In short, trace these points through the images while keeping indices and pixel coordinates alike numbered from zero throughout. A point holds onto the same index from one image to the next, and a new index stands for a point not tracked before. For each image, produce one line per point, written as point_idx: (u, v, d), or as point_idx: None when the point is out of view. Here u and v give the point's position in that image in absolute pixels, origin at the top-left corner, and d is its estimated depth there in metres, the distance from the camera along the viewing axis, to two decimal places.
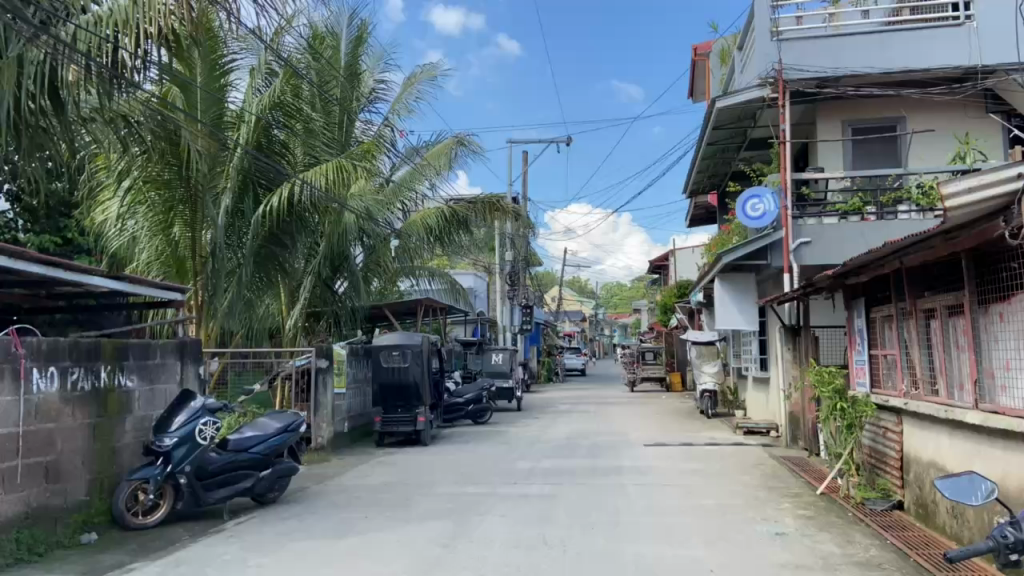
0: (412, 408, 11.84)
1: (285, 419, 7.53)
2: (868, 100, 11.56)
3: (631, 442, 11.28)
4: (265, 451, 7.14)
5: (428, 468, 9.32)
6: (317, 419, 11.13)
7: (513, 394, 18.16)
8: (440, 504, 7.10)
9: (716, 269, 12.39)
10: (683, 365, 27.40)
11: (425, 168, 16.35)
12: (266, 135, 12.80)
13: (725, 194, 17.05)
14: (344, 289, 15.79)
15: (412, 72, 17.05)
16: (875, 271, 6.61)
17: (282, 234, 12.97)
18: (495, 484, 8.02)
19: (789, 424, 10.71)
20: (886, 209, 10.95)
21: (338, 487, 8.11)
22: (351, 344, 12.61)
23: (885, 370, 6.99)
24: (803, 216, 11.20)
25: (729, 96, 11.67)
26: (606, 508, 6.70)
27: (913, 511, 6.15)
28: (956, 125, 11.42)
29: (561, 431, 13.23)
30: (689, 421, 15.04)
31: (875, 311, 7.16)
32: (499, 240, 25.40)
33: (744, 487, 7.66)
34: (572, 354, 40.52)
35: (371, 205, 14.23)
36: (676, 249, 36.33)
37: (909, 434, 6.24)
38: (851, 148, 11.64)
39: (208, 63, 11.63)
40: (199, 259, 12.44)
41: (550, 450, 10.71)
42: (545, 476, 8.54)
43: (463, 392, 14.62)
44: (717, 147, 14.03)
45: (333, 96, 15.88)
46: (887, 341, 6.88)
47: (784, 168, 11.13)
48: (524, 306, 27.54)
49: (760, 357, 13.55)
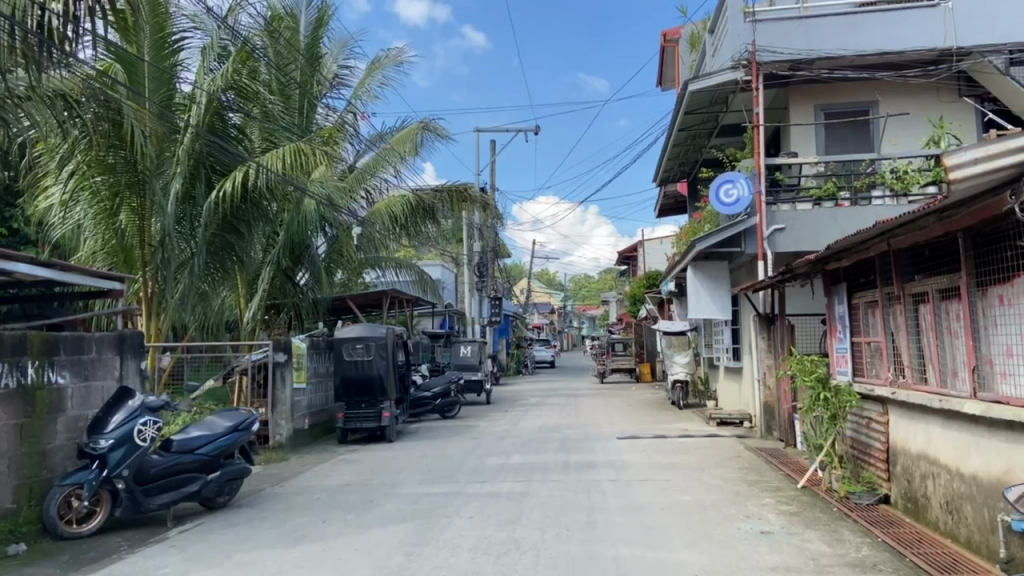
0: (377, 403, 11.34)
1: (236, 417, 7.01)
2: (841, 84, 11.31)
3: (604, 435, 10.93)
4: (214, 452, 6.63)
5: (393, 467, 8.85)
6: (275, 416, 10.59)
7: (482, 387, 17.74)
8: (403, 506, 6.64)
9: (689, 257, 12.07)
10: (653, 356, 27.23)
11: (388, 155, 15.81)
12: (220, 118, 12.18)
13: (696, 181, 16.74)
14: (305, 282, 15.28)
15: (376, 57, 16.46)
16: (860, 255, 6.30)
17: (237, 222, 12.36)
18: (463, 483, 7.60)
19: (765, 415, 10.42)
20: (860, 194, 10.69)
21: (295, 489, 7.60)
22: (311, 337, 12.03)
23: (868, 358, 6.69)
24: (777, 202, 10.93)
25: (701, 79, 11.31)
26: (580, 508, 6.31)
27: (901, 505, 5.88)
28: (929, 109, 11.27)
29: (531, 424, 12.86)
30: (661, 412, 14.74)
31: (857, 297, 6.85)
32: (467, 230, 24.94)
33: (723, 481, 7.32)
34: (542, 346, 40.19)
35: (333, 191, 13.68)
36: (645, 240, 36.19)
37: (896, 425, 5.96)
38: (823, 132, 11.37)
39: (155, 39, 11.04)
40: (148, 247, 11.83)
41: (520, 445, 10.31)
42: (516, 473, 8.12)
43: (431, 386, 14.16)
44: (689, 133, 13.70)
45: (293, 80, 15.26)
46: (870, 327, 6.59)
47: (758, 152, 10.83)
48: (493, 298, 27.13)
49: (733, 347, 13.29)
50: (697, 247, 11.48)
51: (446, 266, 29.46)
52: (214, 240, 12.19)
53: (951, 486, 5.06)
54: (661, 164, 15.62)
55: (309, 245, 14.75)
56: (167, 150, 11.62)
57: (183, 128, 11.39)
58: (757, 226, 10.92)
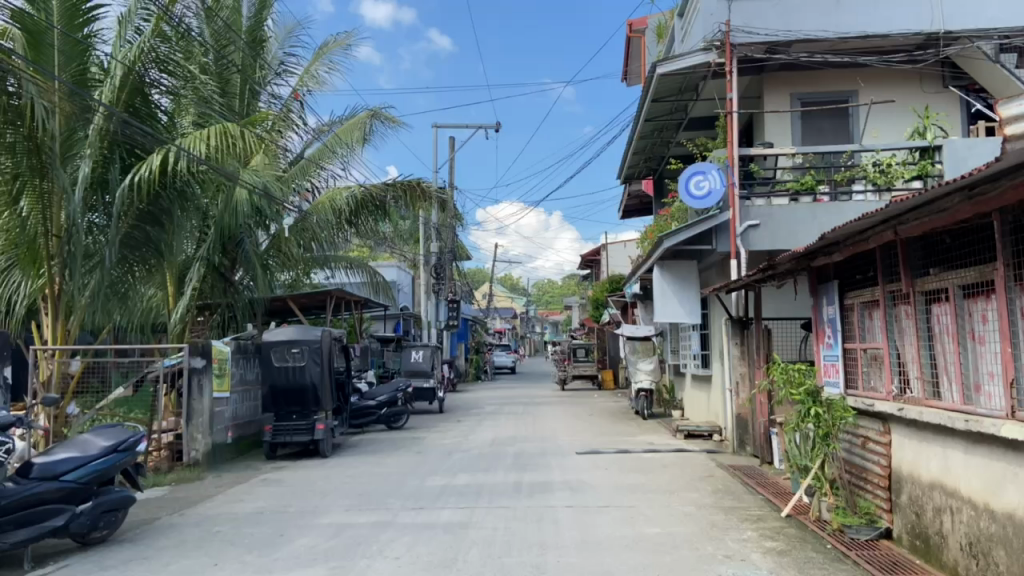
0: (310, 414, 10.16)
1: (117, 436, 5.82)
2: (819, 70, 10.56)
3: (562, 450, 9.90)
4: (86, 478, 5.43)
5: (320, 488, 7.72)
6: (190, 430, 9.40)
7: (434, 395, 16.62)
8: (318, 542, 5.54)
9: (656, 254, 11.13)
10: (616, 362, 26.39)
11: (335, 145, 14.61)
12: (140, 96, 10.81)
13: (662, 179, 15.87)
14: (242, 280, 14.11)
15: (324, 42, 15.23)
16: (859, 246, 5.39)
17: (157, 213, 11.03)
18: (396, 510, 6.51)
19: (737, 428, 9.48)
20: (840, 189, 9.88)
21: (197, 518, 6.43)
22: (237, 341, 10.82)
23: (864, 367, 5.81)
24: (751, 197, 10.02)
25: (671, 61, 10.33)
26: (528, 546, 5.27)
27: (907, 543, 5.02)
28: (913, 100, 10.58)
29: (484, 437, 11.78)
30: (624, 423, 13.77)
31: (851, 296, 5.96)
32: (423, 230, 23.82)
33: (696, 508, 6.35)
34: (502, 351, 39.11)
35: (268, 180, 12.51)
36: (608, 244, 35.49)
37: (903, 447, 5.07)
38: (799, 121, 10.58)
39: (65, 5, 9.60)
40: (53, 237, 10.42)
41: (468, 462, 9.24)
42: (459, 497, 7.05)
43: (376, 394, 13.02)
44: (657, 125, 12.80)
45: (232, 62, 13.99)
46: (868, 332, 5.70)
47: (731, 142, 9.94)
48: (450, 301, 25.98)
49: (702, 353, 12.38)
50: (665, 244, 10.53)
51: (403, 267, 28.15)
52: (132, 232, 10.84)
53: (976, 525, 4.15)
54: (626, 159, 14.72)
55: (243, 239, 13.47)
56: (78, 130, 10.29)
57: (95, 106, 10.04)
58: (730, 221, 10.00)
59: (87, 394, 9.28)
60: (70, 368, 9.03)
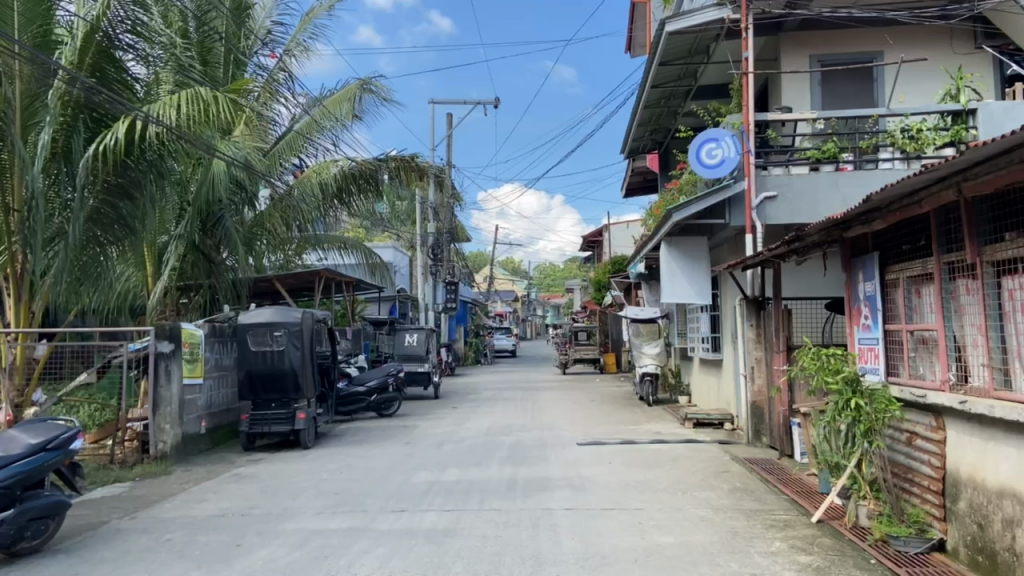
0: (290, 402, 9.44)
1: (47, 432, 5.06)
2: (842, 29, 9.75)
3: (563, 441, 9.14)
4: (7, 482, 4.66)
5: (293, 486, 6.98)
6: (157, 420, 8.58)
7: (429, 380, 15.85)
8: (279, 555, 4.78)
9: (664, 229, 10.32)
10: (619, 345, 25.63)
11: (323, 116, 13.58)
12: (106, 61, 9.36)
13: (669, 152, 15.07)
14: (227, 260, 13.25)
15: (310, 6, 14.29)
16: (912, 210, 4.60)
17: (127, 186, 9.90)
18: (374, 513, 5.77)
19: (752, 417, 8.69)
20: (866, 157, 9.05)
21: (149, 523, 5.68)
22: (213, 324, 10.08)
23: (910, 353, 5.06)
24: (768, 165, 9.21)
25: (680, 18, 9.48)
26: (521, 561, 4.51)
27: (966, 557, 4.28)
28: (943, 61, 9.78)
29: (479, 426, 11.02)
30: (628, 410, 13.02)
31: (894, 270, 5.18)
32: (419, 210, 22.95)
33: (713, 511, 5.59)
34: (502, 334, 38.30)
35: (248, 152, 11.71)
36: (610, 224, 34.54)
37: (964, 445, 4.32)
38: (819, 85, 9.77)
39: None
40: (15, 212, 9.52)
41: (460, 454, 8.50)
42: (446, 496, 6.30)
43: (366, 379, 12.26)
44: (664, 92, 11.94)
45: (215, 29, 13.08)
46: (917, 310, 4.94)
47: (747, 105, 9.10)
48: (447, 283, 25.15)
49: (711, 336, 11.60)
50: (674, 218, 9.72)
51: (400, 248, 27.30)
52: (100, 207, 9.76)
53: None
54: (631, 131, 13.86)
55: (224, 215, 12.58)
56: (39, 95, 9.29)
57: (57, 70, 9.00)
58: (745, 192, 9.19)
59: (56, 382, 8.68)
60: (36, 353, 8.53)
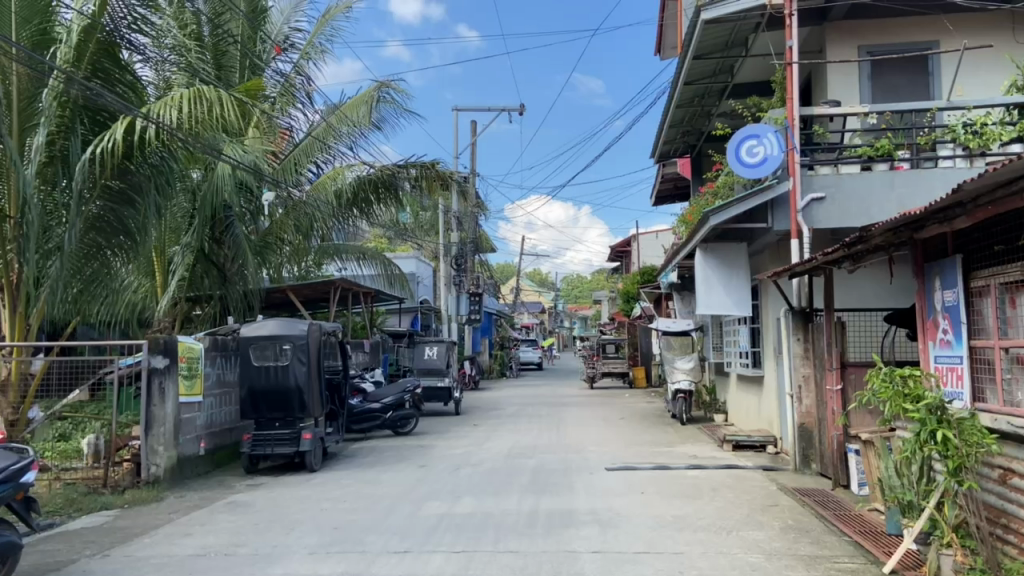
0: (295, 422, 8.79)
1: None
2: (894, 17, 8.94)
3: (589, 466, 8.36)
4: None
5: (289, 518, 6.30)
6: (150, 442, 7.99)
7: (449, 397, 15.22)
8: None
9: (699, 234, 9.52)
10: (649, 359, 24.78)
11: (339, 121, 12.90)
12: (111, 64, 8.49)
13: (702, 155, 14.26)
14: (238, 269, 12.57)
15: (326, 8, 13.75)
16: (1014, 205, 3.77)
17: (129, 191, 9.12)
18: (373, 554, 5.05)
19: (799, 441, 7.84)
20: (924, 154, 8.19)
21: (120, 563, 5.03)
22: (215, 337, 9.49)
23: (1004, 374, 4.24)
24: (814, 164, 8.39)
25: (720, 3, 8.70)
26: None
27: None
28: (1006, 52, 8.96)
29: (499, 447, 10.26)
30: (659, 429, 12.19)
31: (984, 277, 4.37)
32: (441, 218, 22.26)
33: (765, 558, 4.79)
34: (529, 346, 37.48)
35: (258, 157, 11.05)
36: (639, 234, 33.58)
37: None
38: (869, 77, 8.94)
39: None
40: (9, 220, 8.82)
41: (476, 480, 7.76)
42: (456, 533, 5.57)
43: (381, 396, 11.59)
44: (698, 89, 11.16)
45: (229, 31, 12.54)
46: (1016, 323, 4.12)
47: (791, 98, 8.29)
48: (472, 294, 24.42)
49: (752, 351, 10.77)
50: (711, 222, 8.91)
51: (422, 258, 26.59)
52: (101, 214, 8.96)
53: None
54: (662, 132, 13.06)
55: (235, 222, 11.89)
56: (35, 95, 8.58)
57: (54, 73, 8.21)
58: (790, 194, 8.37)
59: (51, 399, 8.12)
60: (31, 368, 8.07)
